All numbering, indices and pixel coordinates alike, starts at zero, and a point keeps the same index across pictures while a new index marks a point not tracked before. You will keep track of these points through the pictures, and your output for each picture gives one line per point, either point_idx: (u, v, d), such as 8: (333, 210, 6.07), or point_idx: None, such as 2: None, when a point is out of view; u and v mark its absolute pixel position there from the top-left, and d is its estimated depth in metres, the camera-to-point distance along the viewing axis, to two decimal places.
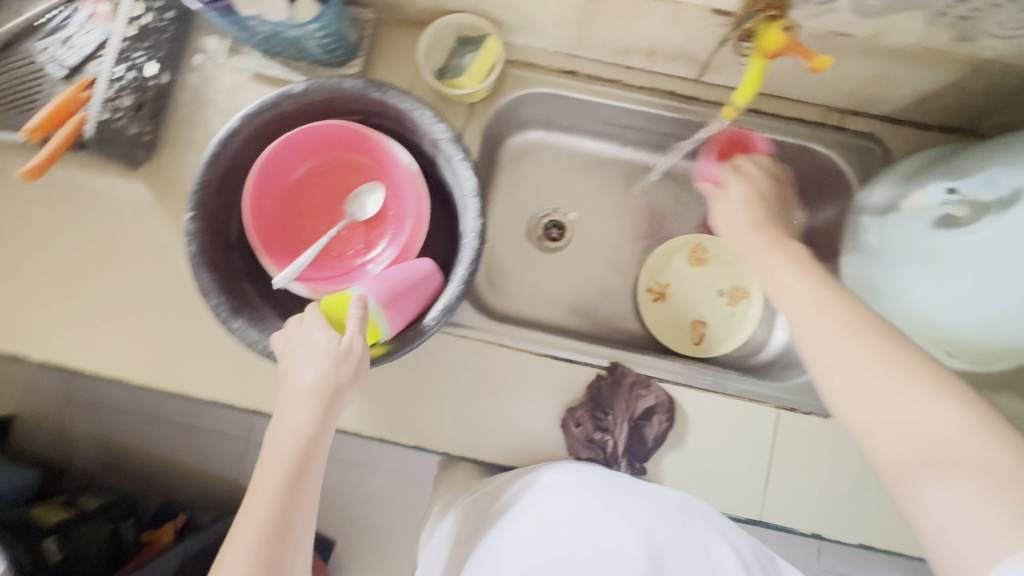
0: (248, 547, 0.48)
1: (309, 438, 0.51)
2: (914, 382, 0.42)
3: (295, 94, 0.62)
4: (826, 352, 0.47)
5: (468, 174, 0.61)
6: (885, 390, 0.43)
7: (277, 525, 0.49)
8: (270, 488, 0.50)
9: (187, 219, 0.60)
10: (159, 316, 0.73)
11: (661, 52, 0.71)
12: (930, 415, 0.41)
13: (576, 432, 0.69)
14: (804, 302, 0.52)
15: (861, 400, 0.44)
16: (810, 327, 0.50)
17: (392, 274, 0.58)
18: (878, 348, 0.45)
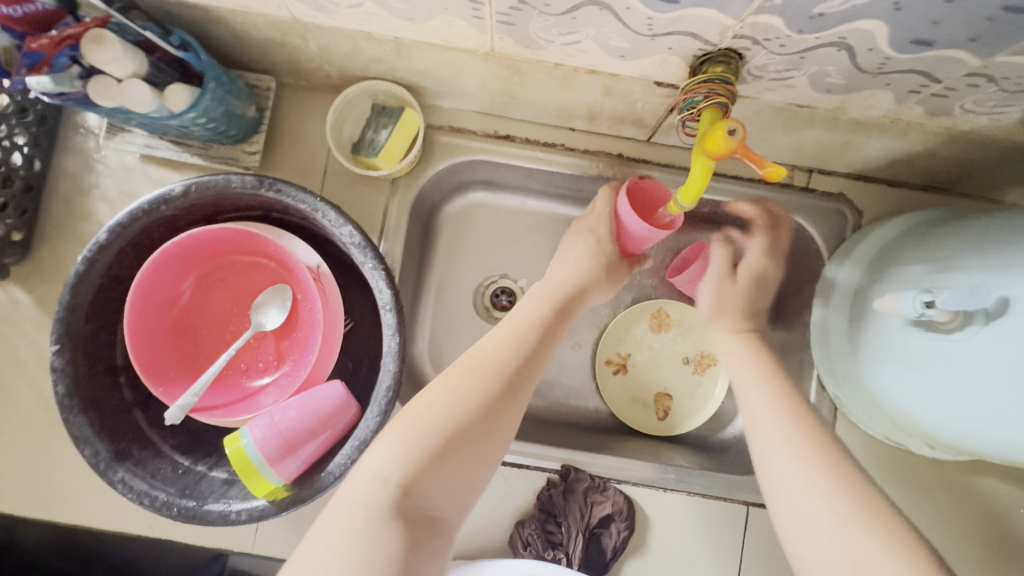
0: (426, 430, 0.45)
1: (514, 364, 0.51)
2: (863, 527, 0.42)
3: (174, 198, 0.53)
4: (784, 483, 0.48)
5: (382, 284, 0.53)
6: (840, 524, 0.43)
7: (461, 427, 0.46)
8: (462, 390, 0.48)
9: (52, 353, 0.51)
10: (47, 440, 0.64)
11: (604, 117, 0.63)
12: (878, 563, 0.40)
13: (526, 553, 0.61)
14: (761, 415, 0.53)
15: (815, 534, 0.44)
16: (765, 451, 0.50)
17: (289, 415, 0.51)
18: (821, 475, 0.46)
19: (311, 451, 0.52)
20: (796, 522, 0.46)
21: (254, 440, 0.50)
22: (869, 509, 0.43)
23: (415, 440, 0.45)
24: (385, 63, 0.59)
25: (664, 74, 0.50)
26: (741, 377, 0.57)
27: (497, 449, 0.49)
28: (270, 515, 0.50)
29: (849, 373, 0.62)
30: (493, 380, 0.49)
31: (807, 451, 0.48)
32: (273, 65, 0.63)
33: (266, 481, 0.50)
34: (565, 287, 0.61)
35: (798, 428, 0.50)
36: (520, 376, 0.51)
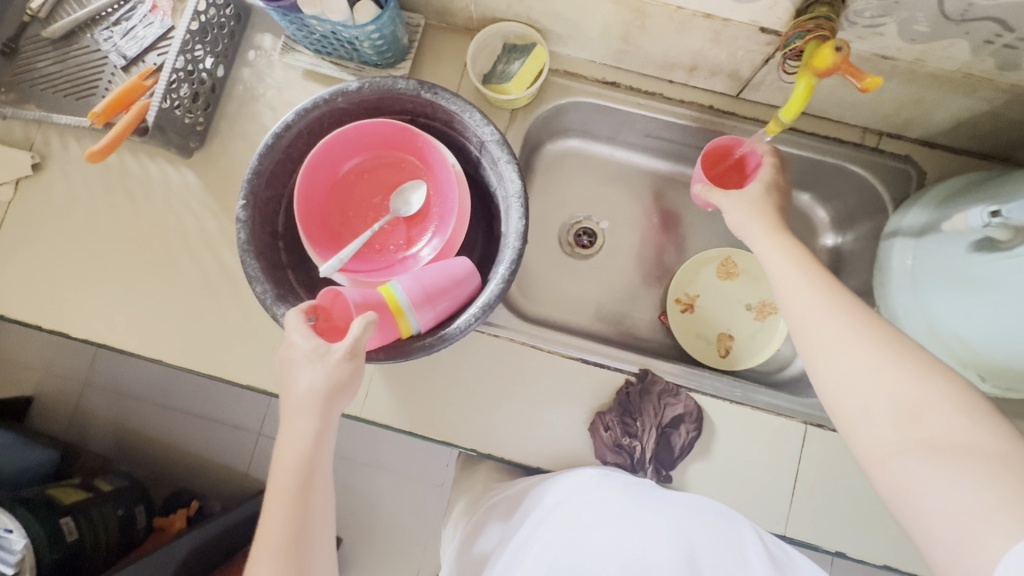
0: (279, 513, 0.49)
1: (318, 399, 0.52)
2: (905, 369, 0.45)
3: (350, 92, 0.64)
4: (835, 356, 0.49)
5: (513, 176, 0.62)
6: (885, 376, 0.45)
7: (298, 491, 0.50)
8: (298, 440, 0.51)
9: (240, 207, 0.62)
10: (196, 301, 0.74)
11: (703, 68, 0.73)
12: (925, 401, 0.43)
13: (605, 436, 0.69)
14: (799, 289, 0.54)
15: (860, 390, 0.46)
16: (804, 316, 0.52)
17: (428, 272, 0.61)
18: (868, 331, 0.48)
19: (444, 306, 0.62)
20: (834, 377, 0.48)
21: (401, 288, 0.60)
22: (911, 354, 0.46)
23: (278, 520, 0.49)
24: (525, 5, 0.70)
25: (770, 19, 0.60)
26: (774, 258, 0.59)
27: (324, 517, 0.51)
28: (399, 357, 0.60)
29: (908, 307, 0.69)
30: (292, 487, 0.50)
31: (860, 324, 0.49)
32: (425, 5, 0.76)
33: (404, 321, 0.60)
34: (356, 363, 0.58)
35: (832, 292, 0.52)
36: (313, 475, 0.51)
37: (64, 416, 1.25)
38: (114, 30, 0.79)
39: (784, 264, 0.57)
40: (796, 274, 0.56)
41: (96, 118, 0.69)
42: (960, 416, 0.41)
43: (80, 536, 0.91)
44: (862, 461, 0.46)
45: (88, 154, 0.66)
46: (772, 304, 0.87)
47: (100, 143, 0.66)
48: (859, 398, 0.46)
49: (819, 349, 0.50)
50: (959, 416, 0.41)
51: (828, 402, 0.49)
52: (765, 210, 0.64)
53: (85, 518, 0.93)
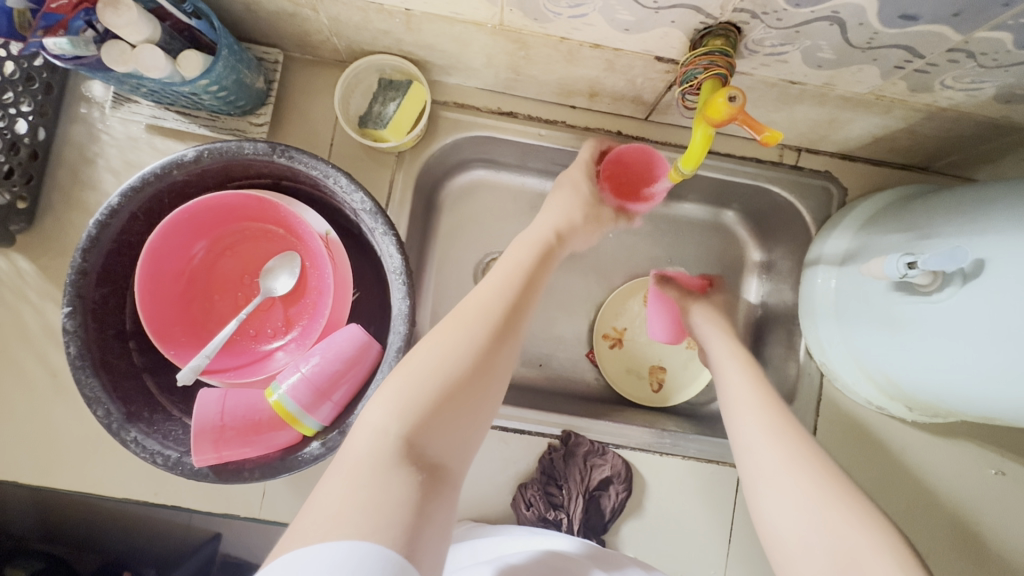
0: (415, 384, 0.44)
1: (500, 314, 0.51)
2: (848, 517, 0.43)
3: (186, 163, 0.54)
4: (779, 485, 0.48)
5: (392, 250, 0.54)
6: (838, 508, 0.44)
7: (447, 376, 0.45)
8: (463, 340, 0.48)
9: (64, 316, 0.52)
10: (51, 409, 0.64)
11: (604, 94, 0.65)
12: (852, 543, 0.41)
13: (528, 514, 0.63)
14: (743, 415, 0.55)
15: (791, 525, 0.45)
16: (748, 438, 0.53)
17: (315, 363, 0.53)
18: (812, 466, 0.48)
19: (343, 394, 0.54)
20: (774, 505, 0.47)
21: (287, 394, 0.52)
22: (852, 494, 0.45)
23: (408, 393, 0.44)
24: (393, 36, 0.60)
25: (664, 48, 0.53)
26: (731, 378, 0.60)
27: (455, 437, 0.44)
28: (280, 472, 0.51)
29: (834, 339, 0.65)
30: (427, 386, 0.44)
31: (808, 466, 0.48)
32: (280, 37, 0.64)
33: (300, 428, 0.52)
34: (547, 232, 0.62)
35: (779, 417, 0.53)
36: (467, 385, 0.46)
37: None
38: None
39: (737, 388, 0.58)
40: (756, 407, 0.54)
41: None
42: (894, 565, 0.39)
43: None
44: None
45: None
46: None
47: None
48: (800, 535, 0.44)
49: (760, 484, 0.49)
50: (896, 567, 0.39)
51: (763, 534, 0.48)
52: (725, 330, 0.68)
53: None
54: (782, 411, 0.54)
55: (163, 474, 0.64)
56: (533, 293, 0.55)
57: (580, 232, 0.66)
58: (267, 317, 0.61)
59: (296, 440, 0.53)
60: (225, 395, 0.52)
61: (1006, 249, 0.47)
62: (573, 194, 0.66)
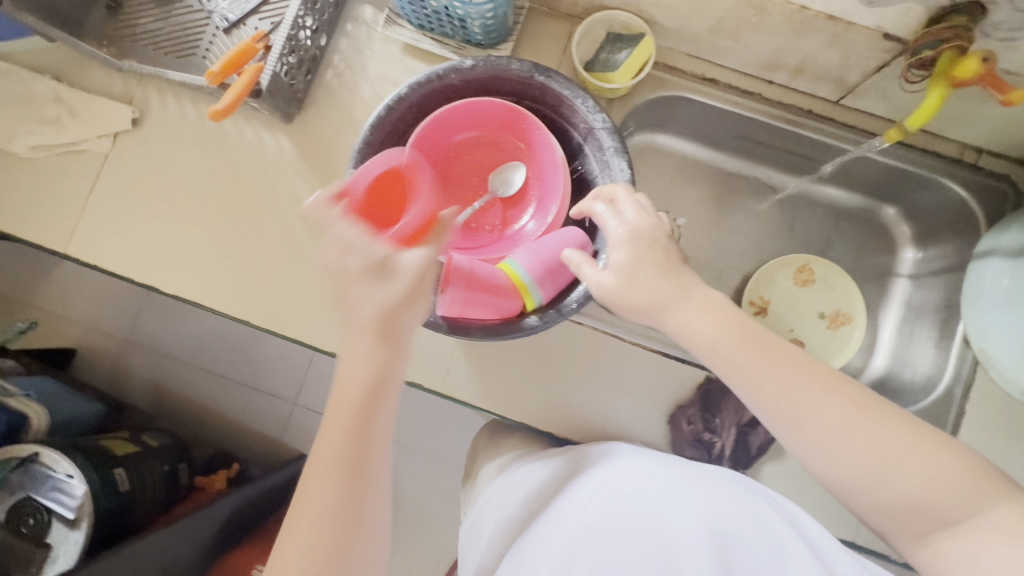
0: (310, 534, 0.48)
1: (365, 398, 0.51)
2: (920, 459, 0.47)
3: (464, 69, 0.64)
4: (844, 448, 0.49)
5: (622, 166, 0.63)
6: (903, 438, 0.48)
7: (337, 513, 0.49)
8: (329, 496, 0.49)
9: (349, 176, 0.62)
10: (286, 266, 0.75)
11: (808, 71, 0.72)
12: (914, 475, 0.47)
13: (687, 430, 0.70)
14: (783, 386, 0.51)
15: (851, 478, 0.49)
16: (796, 407, 0.50)
17: (543, 248, 0.62)
18: (870, 429, 0.48)
19: (561, 280, 0.62)
20: (830, 460, 0.49)
21: (520, 266, 0.60)
22: (913, 438, 0.48)
23: (311, 540, 0.48)
24: None
25: (898, 25, 0.60)
26: (740, 354, 0.53)
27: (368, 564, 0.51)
28: (503, 333, 0.60)
29: (1004, 325, 0.68)
30: (328, 539, 0.48)
31: (836, 399, 0.50)
32: None
33: (526, 300, 0.61)
34: (377, 308, 0.51)
35: (815, 371, 0.51)
36: (350, 531, 0.49)
37: (105, 371, 1.31)
38: None
39: (761, 362, 0.52)
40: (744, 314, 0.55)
41: (212, 78, 0.68)
42: (956, 488, 0.45)
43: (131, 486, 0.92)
44: (851, 506, 0.50)
45: (209, 113, 0.67)
46: (844, 329, 0.84)
47: (221, 102, 0.66)
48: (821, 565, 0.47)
49: (808, 443, 0.50)
50: (956, 486, 0.45)
51: (818, 475, 0.51)
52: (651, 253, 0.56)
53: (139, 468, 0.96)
54: (834, 386, 0.50)
55: None
56: (387, 400, 0.52)
57: (415, 309, 0.52)
58: (487, 215, 0.70)
59: (516, 313, 0.61)
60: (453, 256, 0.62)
61: None
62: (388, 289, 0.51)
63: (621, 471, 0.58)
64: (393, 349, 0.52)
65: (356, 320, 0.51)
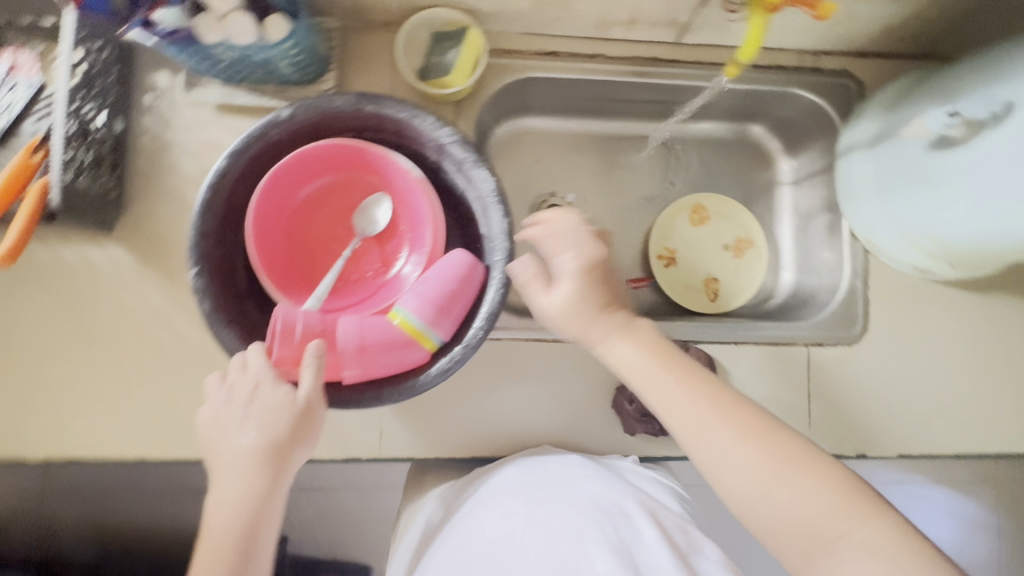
0: None
1: (248, 513, 0.50)
2: (800, 476, 0.46)
3: (281, 121, 0.57)
4: (737, 469, 0.47)
5: (485, 177, 0.59)
6: (794, 471, 0.46)
7: None
8: None
9: (192, 277, 0.55)
10: (167, 384, 0.67)
11: (640, 21, 0.71)
12: (807, 507, 0.45)
13: (632, 409, 0.69)
14: (679, 415, 0.50)
15: (751, 506, 0.47)
16: (692, 432, 0.50)
17: (429, 284, 0.58)
18: (758, 445, 0.48)
19: (458, 310, 0.58)
20: (732, 479, 0.47)
21: (410, 312, 0.56)
22: (802, 463, 0.46)
23: None
24: None
25: None
26: (643, 375, 0.54)
27: None
28: (416, 388, 0.56)
29: (878, 211, 0.72)
30: None
31: (731, 419, 0.49)
32: (334, 6, 0.68)
33: (426, 345, 0.57)
34: (261, 448, 0.51)
35: (707, 394, 0.51)
36: None
37: None
38: None
39: (667, 394, 0.52)
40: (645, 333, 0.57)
41: None
42: (843, 518, 0.44)
43: None
44: (747, 527, 0.48)
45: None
46: (750, 253, 0.86)
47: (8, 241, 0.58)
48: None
49: (711, 460, 0.49)
50: (842, 519, 0.44)
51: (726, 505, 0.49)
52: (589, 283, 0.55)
53: None
54: (731, 406, 0.50)
55: None
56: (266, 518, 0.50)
57: (298, 446, 0.52)
58: (365, 260, 0.65)
59: (423, 360, 0.57)
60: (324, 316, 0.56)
61: None
62: (281, 406, 0.52)
63: (505, 495, 0.59)
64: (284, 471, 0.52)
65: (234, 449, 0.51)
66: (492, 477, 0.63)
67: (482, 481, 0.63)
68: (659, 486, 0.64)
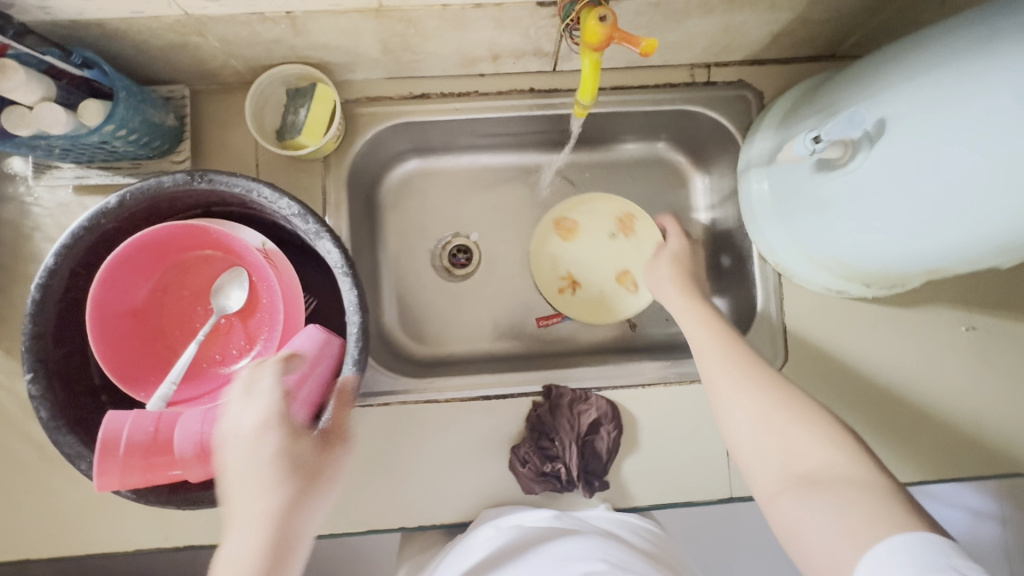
0: None
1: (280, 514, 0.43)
2: (795, 416, 0.50)
3: (110, 210, 0.54)
4: (738, 414, 0.53)
5: (331, 248, 0.55)
6: (789, 409, 0.51)
7: None
8: None
9: (27, 383, 0.52)
10: (45, 481, 0.65)
11: (504, 54, 0.66)
12: (803, 450, 0.48)
13: (526, 471, 0.65)
14: (722, 379, 0.55)
15: (749, 441, 0.51)
16: (720, 393, 0.55)
17: None
18: (762, 390, 0.53)
19: (312, 393, 0.55)
20: (740, 425, 0.52)
21: None
22: (804, 407, 0.50)
23: None
24: (286, 44, 0.61)
25: None
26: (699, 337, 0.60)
27: None
28: None
29: (781, 236, 0.66)
30: None
31: (790, 406, 0.51)
32: (180, 73, 0.65)
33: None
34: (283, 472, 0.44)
35: (730, 348, 0.57)
36: None
37: None
38: None
39: (699, 332, 0.61)
40: (684, 312, 0.64)
41: None
42: (834, 450, 0.46)
43: None
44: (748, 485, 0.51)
45: None
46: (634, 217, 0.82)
47: None
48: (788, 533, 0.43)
49: (727, 409, 0.54)
50: (837, 453, 0.46)
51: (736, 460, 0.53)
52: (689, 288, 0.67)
53: None
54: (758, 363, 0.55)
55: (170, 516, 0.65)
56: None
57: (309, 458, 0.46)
58: (227, 339, 0.62)
59: None
60: (160, 414, 0.53)
61: (904, 106, 0.48)
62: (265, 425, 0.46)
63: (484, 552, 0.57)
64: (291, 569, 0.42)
65: (253, 498, 0.43)
66: (468, 533, 0.61)
67: (460, 539, 0.61)
68: (631, 533, 0.61)
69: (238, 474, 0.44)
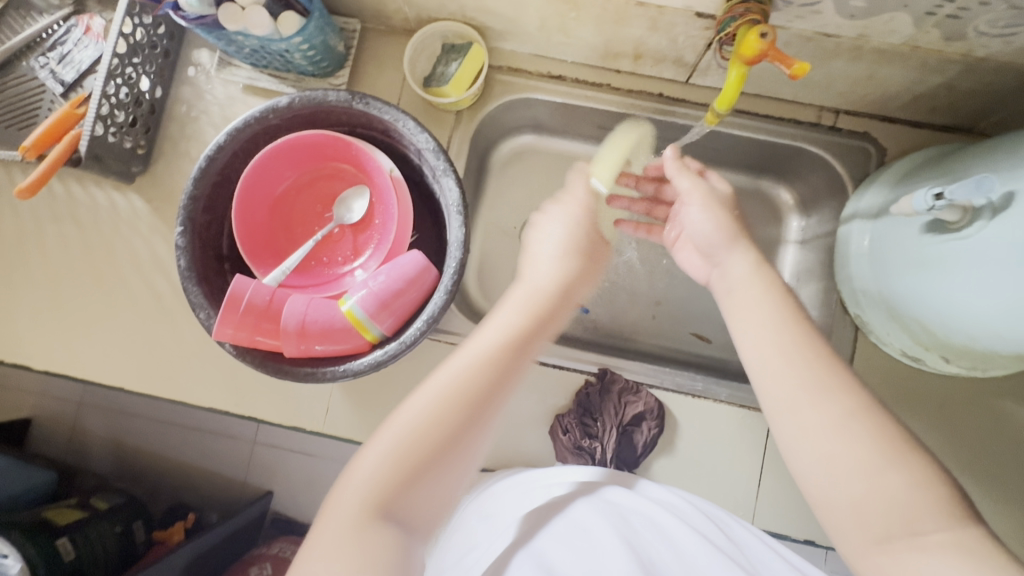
0: (378, 456, 0.43)
1: (535, 323, 0.51)
2: (897, 469, 0.41)
3: (280, 107, 0.63)
4: (813, 445, 0.44)
5: (452, 187, 0.62)
6: (878, 452, 0.42)
7: (437, 437, 0.43)
8: (425, 404, 0.45)
9: (176, 234, 0.61)
10: (155, 325, 0.75)
11: (647, 56, 0.70)
12: (899, 501, 0.40)
13: (564, 440, 0.69)
14: (788, 392, 0.46)
15: (830, 483, 0.43)
16: (794, 421, 0.45)
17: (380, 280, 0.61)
18: (854, 416, 0.43)
19: (402, 309, 0.61)
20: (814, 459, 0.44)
21: (356, 303, 0.60)
22: (898, 453, 0.41)
23: (372, 466, 0.42)
24: (458, 2, 0.68)
25: (704, 4, 0.58)
26: (756, 322, 0.52)
27: (446, 494, 0.44)
28: (348, 374, 0.59)
29: (869, 290, 0.67)
30: (404, 457, 0.43)
31: (890, 461, 0.41)
32: (359, 9, 0.74)
33: (366, 335, 0.60)
34: (545, 291, 0.54)
35: (817, 361, 0.47)
36: (442, 447, 0.43)
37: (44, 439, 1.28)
38: (52, 55, 0.77)
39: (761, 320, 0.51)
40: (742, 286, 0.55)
41: (26, 152, 0.69)
42: (945, 516, 0.39)
43: (79, 554, 0.86)
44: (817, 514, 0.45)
45: (19, 190, 0.66)
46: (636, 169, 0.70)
47: (29, 179, 0.67)
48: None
49: (797, 440, 0.45)
50: (950, 520, 0.39)
51: (802, 489, 0.45)
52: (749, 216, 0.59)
53: (85, 536, 0.88)
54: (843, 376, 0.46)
55: (244, 388, 0.73)
56: (527, 360, 0.50)
57: (581, 285, 0.57)
58: (336, 247, 0.69)
59: (361, 348, 0.61)
60: (275, 290, 0.61)
61: None
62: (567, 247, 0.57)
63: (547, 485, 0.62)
64: (555, 327, 0.54)
65: (542, 270, 0.56)
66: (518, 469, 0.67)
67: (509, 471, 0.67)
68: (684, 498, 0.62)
69: (538, 258, 0.57)
